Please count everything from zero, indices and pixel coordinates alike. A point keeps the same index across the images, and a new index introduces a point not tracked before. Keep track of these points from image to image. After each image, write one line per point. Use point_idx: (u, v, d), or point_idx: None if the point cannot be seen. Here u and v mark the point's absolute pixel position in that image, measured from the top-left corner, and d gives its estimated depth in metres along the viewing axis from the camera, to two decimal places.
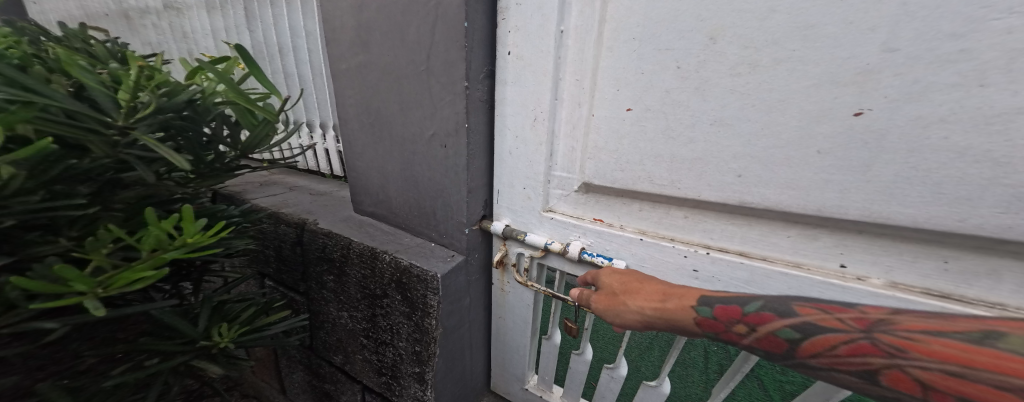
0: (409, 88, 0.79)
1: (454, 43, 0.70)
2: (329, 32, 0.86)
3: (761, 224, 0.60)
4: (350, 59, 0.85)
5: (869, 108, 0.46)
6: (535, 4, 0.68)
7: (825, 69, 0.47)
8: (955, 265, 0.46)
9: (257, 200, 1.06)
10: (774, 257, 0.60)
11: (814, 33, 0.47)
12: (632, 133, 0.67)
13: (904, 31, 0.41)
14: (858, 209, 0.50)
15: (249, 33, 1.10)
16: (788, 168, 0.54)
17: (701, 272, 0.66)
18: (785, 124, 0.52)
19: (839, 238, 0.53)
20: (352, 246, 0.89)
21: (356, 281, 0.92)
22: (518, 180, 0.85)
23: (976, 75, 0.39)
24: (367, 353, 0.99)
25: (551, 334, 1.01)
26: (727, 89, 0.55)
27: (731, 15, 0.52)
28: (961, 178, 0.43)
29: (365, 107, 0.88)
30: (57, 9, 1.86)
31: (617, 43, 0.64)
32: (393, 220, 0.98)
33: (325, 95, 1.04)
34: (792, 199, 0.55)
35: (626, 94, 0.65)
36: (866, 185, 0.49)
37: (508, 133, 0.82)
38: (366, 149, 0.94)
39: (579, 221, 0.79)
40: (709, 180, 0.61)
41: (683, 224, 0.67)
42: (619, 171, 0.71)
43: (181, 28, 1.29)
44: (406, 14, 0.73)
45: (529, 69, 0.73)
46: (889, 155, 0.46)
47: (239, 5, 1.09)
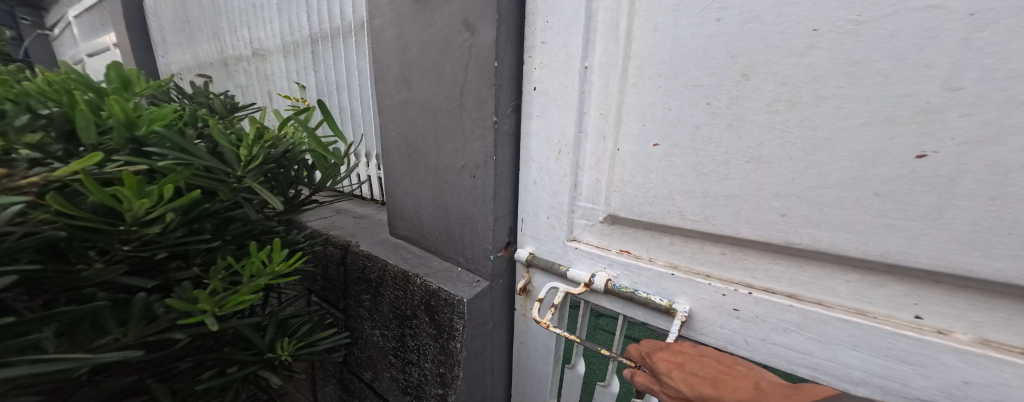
0: (443, 122, 0.85)
1: (485, 81, 0.75)
2: (378, 73, 0.96)
3: (812, 265, 0.54)
4: (393, 96, 0.94)
5: (932, 151, 0.41)
6: (559, 43, 0.72)
7: (878, 106, 0.44)
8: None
9: (310, 223, 1.18)
10: (832, 303, 0.53)
11: (861, 69, 0.45)
12: (660, 168, 0.66)
13: (968, 69, 0.38)
14: (930, 257, 0.44)
15: (314, 74, 1.28)
16: (841, 210, 0.49)
17: (743, 313, 0.61)
18: (833, 163, 0.49)
19: (910, 287, 0.47)
20: (387, 268, 0.95)
21: (388, 301, 0.97)
22: (542, 209, 0.85)
23: None
24: (395, 372, 1.01)
25: (574, 362, 0.96)
26: (764, 126, 0.53)
27: (765, 51, 0.51)
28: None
29: (404, 139, 0.96)
30: (177, 61, 2.32)
31: (641, 79, 0.65)
32: (424, 243, 1.03)
33: (372, 127, 1.15)
34: (848, 242, 0.49)
35: (653, 129, 0.65)
36: (937, 233, 0.43)
37: (532, 165, 0.84)
38: (403, 177, 1.01)
39: (607, 253, 0.77)
40: (747, 217, 0.58)
41: (720, 261, 0.63)
42: (647, 204, 0.69)
43: (264, 72, 1.52)
44: (443, 55, 0.80)
45: (554, 104, 0.76)
46: (962, 201, 0.41)
47: (308, 50, 1.26)
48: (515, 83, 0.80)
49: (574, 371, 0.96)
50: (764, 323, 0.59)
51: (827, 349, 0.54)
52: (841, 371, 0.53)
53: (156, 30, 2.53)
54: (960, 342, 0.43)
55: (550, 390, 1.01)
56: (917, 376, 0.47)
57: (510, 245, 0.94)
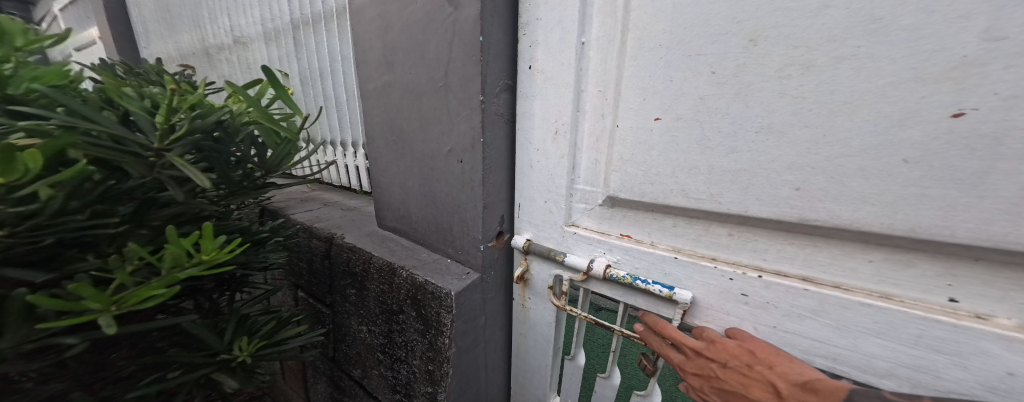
0: (429, 105, 0.80)
1: (470, 58, 0.70)
2: (360, 55, 0.91)
3: (830, 245, 0.49)
4: (376, 79, 0.89)
5: (972, 108, 0.36)
6: (555, 17, 0.67)
7: (906, 64, 0.39)
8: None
9: (295, 215, 1.13)
10: (852, 286, 0.48)
11: (885, 26, 0.39)
12: (662, 144, 0.61)
13: (1014, 15, 0.33)
14: (969, 231, 0.39)
15: (297, 60, 1.23)
16: (864, 181, 0.44)
17: (751, 298, 0.57)
18: (854, 129, 0.43)
19: (944, 266, 0.42)
20: (373, 261, 0.91)
21: (374, 295, 0.93)
22: (538, 194, 0.81)
23: None
24: (383, 369, 0.97)
25: (573, 354, 0.92)
26: (776, 93, 0.48)
27: (775, 14, 0.46)
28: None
29: (389, 124, 0.91)
30: (161, 53, 2.27)
31: (640, 52, 0.60)
32: (413, 235, 0.99)
33: (357, 114, 1.10)
34: (872, 217, 0.44)
35: (653, 103, 0.60)
36: (977, 202, 0.38)
37: (529, 147, 0.79)
38: (390, 165, 0.96)
39: (607, 237, 0.72)
40: (757, 193, 0.53)
41: (727, 243, 0.58)
42: (648, 185, 0.64)
43: (246, 60, 1.48)
44: (426, 33, 0.75)
45: (550, 82, 0.71)
46: (1005, 166, 0.36)
47: (290, 36, 1.21)
48: (507, 61, 0.75)
49: (574, 363, 0.92)
50: (776, 309, 0.54)
51: (846, 337, 0.49)
52: (864, 362, 0.49)
53: (140, 22, 2.47)
54: (1004, 328, 0.38)
55: (550, 383, 0.97)
56: (952, 366, 0.42)
57: (503, 235, 0.90)
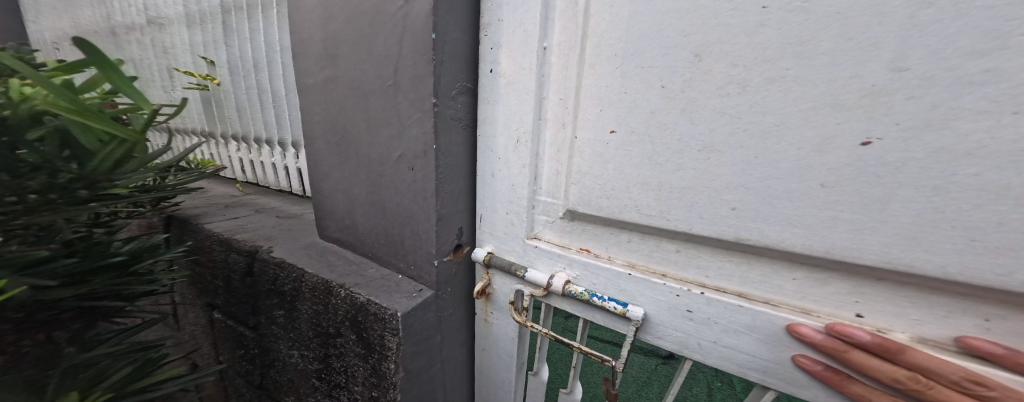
0: (376, 105, 0.73)
1: (422, 56, 0.64)
2: (298, 45, 0.81)
3: (761, 262, 0.51)
4: (317, 73, 0.80)
5: (878, 137, 0.38)
6: (517, 20, 0.63)
7: (826, 89, 0.40)
8: (999, 326, 0.37)
9: (215, 224, 0.99)
10: (779, 302, 0.50)
11: (809, 49, 0.41)
12: (617, 157, 0.59)
13: (914, 48, 0.35)
14: (874, 254, 0.42)
15: (226, 48, 1.10)
16: (790, 202, 0.46)
17: (695, 314, 0.57)
18: (782, 152, 0.45)
19: (852, 285, 0.45)
20: (305, 279, 0.81)
21: (307, 317, 0.83)
22: (500, 205, 0.77)
23: (1010, 100, 0.32)
24: (320, 397, 0.87)
25: (538, 369, 0.87)
26: (716, 111, 0.48)
27: (717, 30, 0.46)
28: (1000, 223, 0.35)
29: (332, 124, 0.82)
30: (55, 29, 1.94)
31: (599, 60, 0.58)
32: (360, 248, 0.90)
33: (296, 112, 0.99)
34: (798, 237, 0.46)
35: (610, 115, 0.58)
36: (881, 225, 0.41)
37: (492, 155, 0.75)
38: (332, 170, 0.87)
39: (567, 251, 0.70)
40: (700, 211, 0.53)
41: (676, 259, 0.58)
42: (605, 199, 0.63)
43: (164, 44, 1.35)
44: (373, 26, 0.68)
45: (512, 87, 0.67)
46: (906, 191, 0.38)
47: (218, 20, 1.09)
48: (466, 62, 0.70)
49: (537, 378, 0.88)
50: (716, 325, 0.55)
51: (774, 351, 0.51)
52: (790, 374, 0.51)
53: None
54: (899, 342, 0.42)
55: (515, 398, 0.93)
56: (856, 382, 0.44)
57: (460, 248, 0.84)
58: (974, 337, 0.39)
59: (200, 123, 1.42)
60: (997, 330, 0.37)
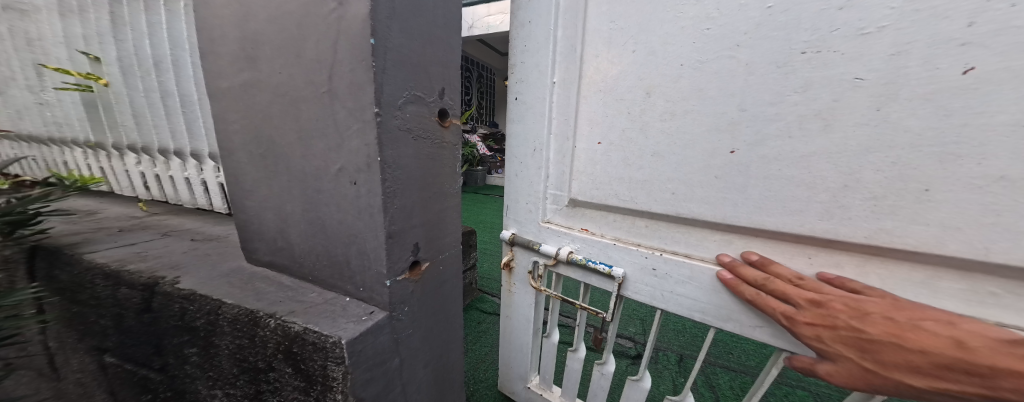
0: (308, 114, 0.65)
1: (360, 62, 0.59)
2: (206, 44, 0.70)
3: (694, 228, 0.98)
4: (232, 77, 0.70)
5: (738, 149, 0.88)
6: (534, 67, 1.17)
7: (713, 121, 0.89)
8: (817, 258, 0.83)
9: (100, 253, 0.82)
10: (696, 255, 0.98)
11: (703, 93, 0.90)
12: (602, 161, 1.10)
13: (747, 102, 0.85)
14: (744, 218, 0.90)
15: (116, 43, 0.94)
16: (702, 187, 0.94)
17: (658, 270, 1.04)
18: (691, 157, 0.94)
19: (728, 238, 0.94)
20: (222, 311, 0.70)
21: (229, 353, 0.73)
22: (522, 198, 1.31)
23: (786, 129, 0.81)
24: None
25: (550, 334, 1.43)
26: (660, 129, 0.98)
27: (658, 78, 0.96)
28: (777, 190, 0.85)
29: (254, 134, 0.72)
30: None
31: (591, 94, 1.08)
32: (297, 271, 0.81)
33: (211, 119, 0.88)
34: (706, 210, 0.94)
35: (596, 133, 1.10)
36: (744, 199, 0.89)
37: (516, 160, 1.29)
38: (258, 185, 0.76)
39: (571, 231, 1.20)
40: (656, 197, 1.02)
41: (646, 231, 1.06)
42: (595, 190, 1.14)
43: (27, 34, 1.13)
44: (301, 27, 0.61)
45: (532, 110, 1.21)
46: (750, 180, 0.87)
47: (104, 10, 0.93)
48: (410, 68, 0.67)
49: (550, 341, 1.43)
50: (670, 277, 1.02)
51: (706, 295, 0.97)
52: (692, 303, 1.00)
53: None
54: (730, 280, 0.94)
55: (530, 356, 1.47)
56: None
57: (419, 264, 0.83)
58: (830, 272, 0.81)
59: (83, 132, 1.18)
60: (816, 260, 0.83)
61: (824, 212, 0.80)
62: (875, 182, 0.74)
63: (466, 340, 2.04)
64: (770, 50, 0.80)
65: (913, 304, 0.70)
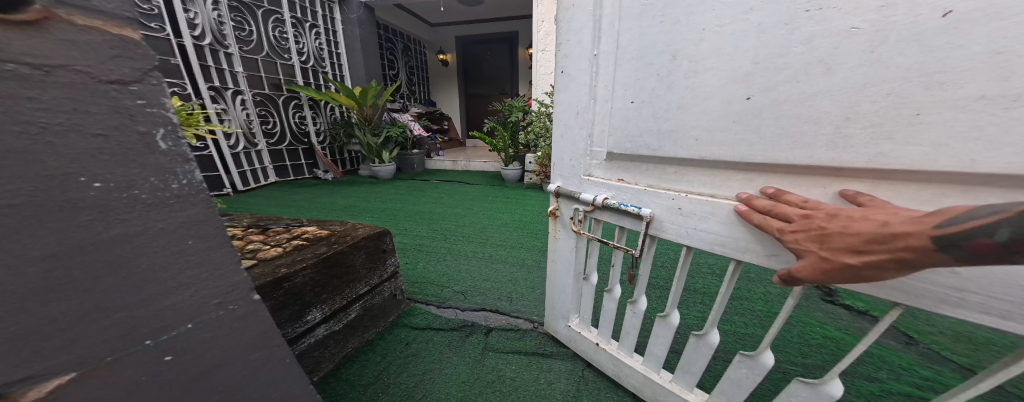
0: None
1: None
2: None
3: (713, 168, 1.00)
4: None
5: (752, 96, 0.88)
6: (576, 43, 1.27)
7: (732, 73, 0.90)
8: (831, 186, 0.81)
9: None
10: (723, 195, 1.00)
11: (723, 52, 0.91)
12: (634, 117, 1.15)
13: (762, 56, 0.84)
14: (761, 156, 0.89)
15: None
16: (722, 133, 0.95)
17: (684, 209, 1.09)
18: (712, 105, 0.95)
19: (751, 174, 0.93)
20: None
21: None
22: (566, 155, 1.44)
23: (794, 74, 0.81)
24: None
25: (589, 277, 1.62)
26: (684, 87, 1.00)
27: (683, 42, 0.98)
28: (787, 130, 0.84)
29: None
30: None
31: (624, 63, 1.14)
32: None
33: None
34: (724, 151, 0.95)
35: (629, 93, 1.14)
36: (757, 140, 0.89)
37: (561, 123, 1.43)
38: None
39: (609, 182, 1.29)
40: (681, 144, 1.04)
41: (674, 176, 1.10)
42: (629, 143, 1.18)
43: None
44: None
45: (573, 81, 1.32)
46: (763, 120, 0.87)
47: None
48: None
49: (589, 283, 1.62)
50: (694, 214, 1.07)
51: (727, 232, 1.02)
52: (719, 240, 1.05)
53: None
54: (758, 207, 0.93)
55: (571, 297, 1.69)
56: None
57: None
58: (855, 189, 0.77)
59: None
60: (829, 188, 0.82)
61: (832, 144, 0.78)
62: (872, 112, 0.72)
63: (387, 370, 1.64)
64: (776, 13, 0.80)
65: (885, 207, 0.68)
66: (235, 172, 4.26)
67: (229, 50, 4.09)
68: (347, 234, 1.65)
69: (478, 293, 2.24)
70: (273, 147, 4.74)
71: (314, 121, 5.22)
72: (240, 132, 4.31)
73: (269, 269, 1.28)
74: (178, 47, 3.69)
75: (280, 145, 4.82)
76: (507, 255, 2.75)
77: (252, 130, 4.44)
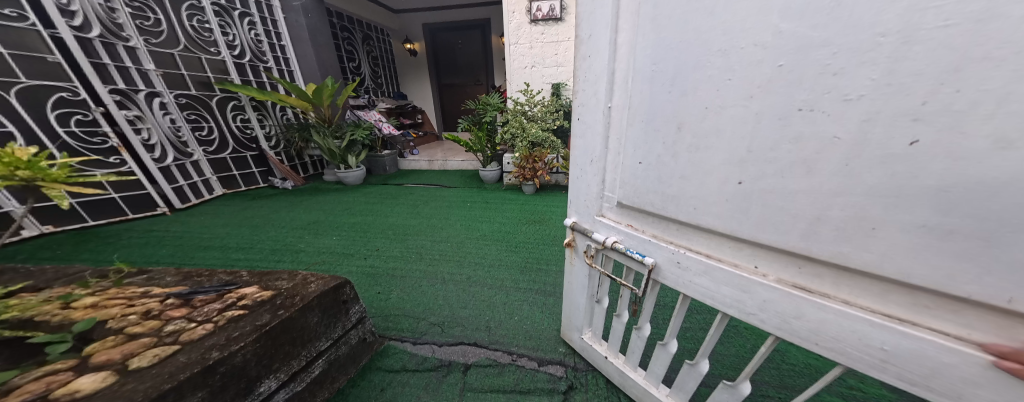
0: None
1: None
2: None
3: (712, 235, 1.08)
4: None
5: (742, 181, 0.94)
6: (591, 95, 1.32)
7: (728, 154, 0.94)
8: (804, 268, 0.91)
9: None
10: (723, 258, 1.08)
11: (721, 133, 0.95)
12: (643, 176, 1.20)
13: (753, 145, 0.89)
14: (747, 233, 0.97)
15: None
16: (717, 206, 1.01)
17: (682, 263, 1.18)
18: (708, 179, 1.01)
19: (742, 246, 1.02)
20: None
21: None
22: (580, 194, 1.53)
23: (779, 168, 0.86)
24: None
25: (601, 300, 1.70)
26: (688, 157, 1.05)
27: (688, 116, 1.02)
28: (766, 217, 0.92)
29: None
30: None
31: (634, 124, 1.18)
32: None
33: None
34: (717, 222, 1.03)
35: (639, 153, 1.19)
36: (742, 220, 0.98)
37: (576, 165, 1.52)
38: None
39: (618, 225, 1.37)
40: (680, 207, 1.11)
41: (676, 233, 1.18)
42: (635, 198, 1.25)
43: None
44: None
45: (587, 129, 1.39)
46: (749, 203, 0.94)
47: None
48: None
49: (601, 304, 1.71)
50: (690, 269, 1.16)
51: (718, 287, 1.10)
52: (721, 294, 1.10)
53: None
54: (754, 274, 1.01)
55: (584, 316, 1.81)
56: None
57: None
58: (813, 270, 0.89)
59: None
60: (803, 269, 0.91)
61: (802, 237, 0.87)
62: (842, 216, 0.79)
63: None
64: (774, 106, 0.83)
65: None
66: (168, 186, 3.96)
67: (130, 43, 3.57)
68: (297, 293, 1.58)
69: (455, 325, 2.19)
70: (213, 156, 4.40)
71: (261, 124, 4.87)
72: (166, 142, 3.94)
73: (197, 354, 1.21)
74: (55, 41, 3.16)
75: (222, 154, 4.49)
76: (486, 276, 2.69)
77: (181, 139, 4.07)
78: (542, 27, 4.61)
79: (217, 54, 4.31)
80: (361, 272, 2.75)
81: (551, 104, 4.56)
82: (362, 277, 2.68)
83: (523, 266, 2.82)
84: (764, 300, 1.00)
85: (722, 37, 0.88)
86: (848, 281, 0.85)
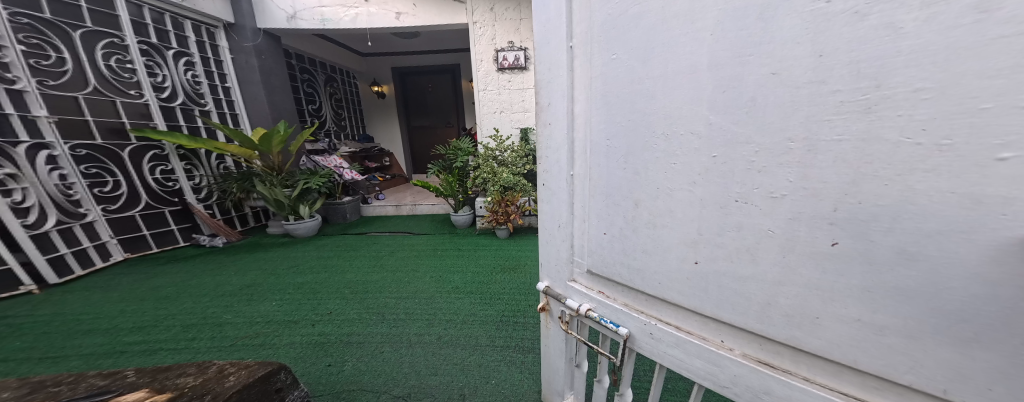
0: None
1: None
2: None
3: (678, 305, 0.91)
4: None
5: (698, 261, 0.83)
6: (555, 163, 1.14)
7: (675, 235, 0.86)
8: (766, 345, 0.79)
9: None
10: (692, 330, 0.91)
11: (667, 216, 0.86)
12: (612, 250, 1.02)
13: (694, 229, 0.82)
14: (709, 305, 0.84)
15: None
16: (670, 286, 0.90)
17: (654, 333, 0.98)
18: (664, 259, 0.89)
19: (706, 320, 0.87)
20: None
21: None
22: (550, 258, 1.29)
23: (717, 254, 0.80)
24: None
25: (581, 362, 1.40)
26: (647, 234, 0.92)
27: (647, 192, 0.89)
28: (715, 299, 0.83)
29: None
30: None
31: (596, 196, 1.03)
32: None
33: None
34: (679, 295, 0.89)
35: (604, 224, 1.03)
36: (698, 300, 0.86)
37: (546, 234, 1.27)
38: None
39: (590, 293, 1.14)
40: (648, 280, 0.95)
41: (645, 301, 0.99)
42: (606, 267, 1.06)
43: None
44: None
45: (553, 195, 1.19)
46: (695, 286, 0.86)
47: None
48: None
49: (580, 368, 1.41)
50: (663, 341, 0.95)
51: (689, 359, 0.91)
52: (703, 370, 0.89)
53: None
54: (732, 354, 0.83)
55: (564, 380, 1.50)
56: None
57: None
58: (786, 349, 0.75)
59: None
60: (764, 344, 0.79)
61: (751, 321, 0.78)
62: (788, 304, 0.72)
63: None
64: (716, 193, 0.76)
65: None
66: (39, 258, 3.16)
67: (15, 85, 3.01)
68: (206, 392, 1.17)
69: (421, 397, 1.84)
70: (113, 214, 3.66)
71: (188, 175, 4.31)
72: (46, 202, 3.20)
73: None
74: None
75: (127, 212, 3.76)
76: (457, 335, 2.35)
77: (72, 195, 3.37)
78: (508, 75, 4.66)
79: (138, 97, 3.82)
80: (310, 342, 2.32)
81: (521, 149, 4.48)
82: (308, 348, 2.27)
83: (499, 320, 2.51)
84: (735, 375, 0.83)
85: (665, 122, 0.80)
86: (804, 357, 0.74)
